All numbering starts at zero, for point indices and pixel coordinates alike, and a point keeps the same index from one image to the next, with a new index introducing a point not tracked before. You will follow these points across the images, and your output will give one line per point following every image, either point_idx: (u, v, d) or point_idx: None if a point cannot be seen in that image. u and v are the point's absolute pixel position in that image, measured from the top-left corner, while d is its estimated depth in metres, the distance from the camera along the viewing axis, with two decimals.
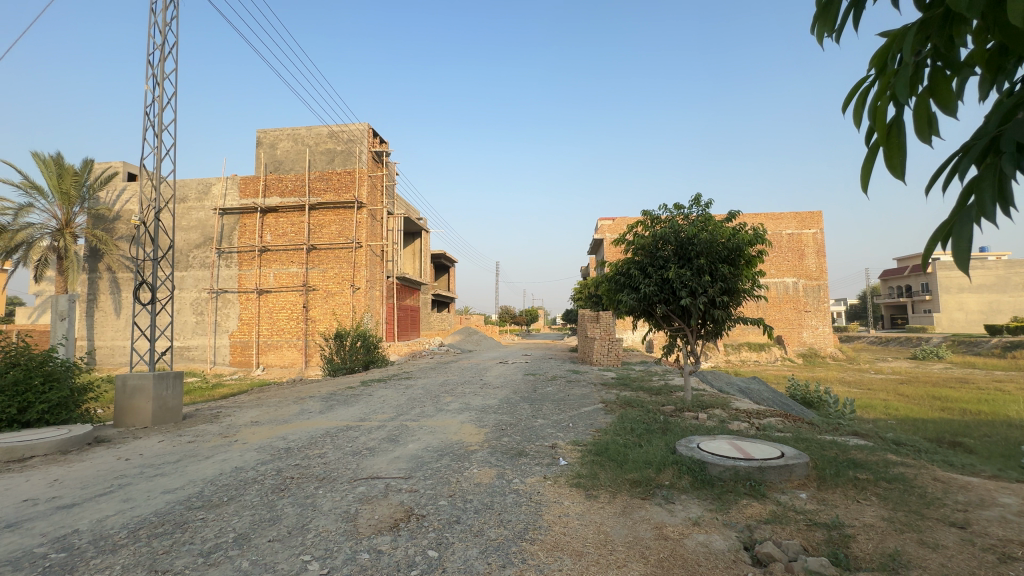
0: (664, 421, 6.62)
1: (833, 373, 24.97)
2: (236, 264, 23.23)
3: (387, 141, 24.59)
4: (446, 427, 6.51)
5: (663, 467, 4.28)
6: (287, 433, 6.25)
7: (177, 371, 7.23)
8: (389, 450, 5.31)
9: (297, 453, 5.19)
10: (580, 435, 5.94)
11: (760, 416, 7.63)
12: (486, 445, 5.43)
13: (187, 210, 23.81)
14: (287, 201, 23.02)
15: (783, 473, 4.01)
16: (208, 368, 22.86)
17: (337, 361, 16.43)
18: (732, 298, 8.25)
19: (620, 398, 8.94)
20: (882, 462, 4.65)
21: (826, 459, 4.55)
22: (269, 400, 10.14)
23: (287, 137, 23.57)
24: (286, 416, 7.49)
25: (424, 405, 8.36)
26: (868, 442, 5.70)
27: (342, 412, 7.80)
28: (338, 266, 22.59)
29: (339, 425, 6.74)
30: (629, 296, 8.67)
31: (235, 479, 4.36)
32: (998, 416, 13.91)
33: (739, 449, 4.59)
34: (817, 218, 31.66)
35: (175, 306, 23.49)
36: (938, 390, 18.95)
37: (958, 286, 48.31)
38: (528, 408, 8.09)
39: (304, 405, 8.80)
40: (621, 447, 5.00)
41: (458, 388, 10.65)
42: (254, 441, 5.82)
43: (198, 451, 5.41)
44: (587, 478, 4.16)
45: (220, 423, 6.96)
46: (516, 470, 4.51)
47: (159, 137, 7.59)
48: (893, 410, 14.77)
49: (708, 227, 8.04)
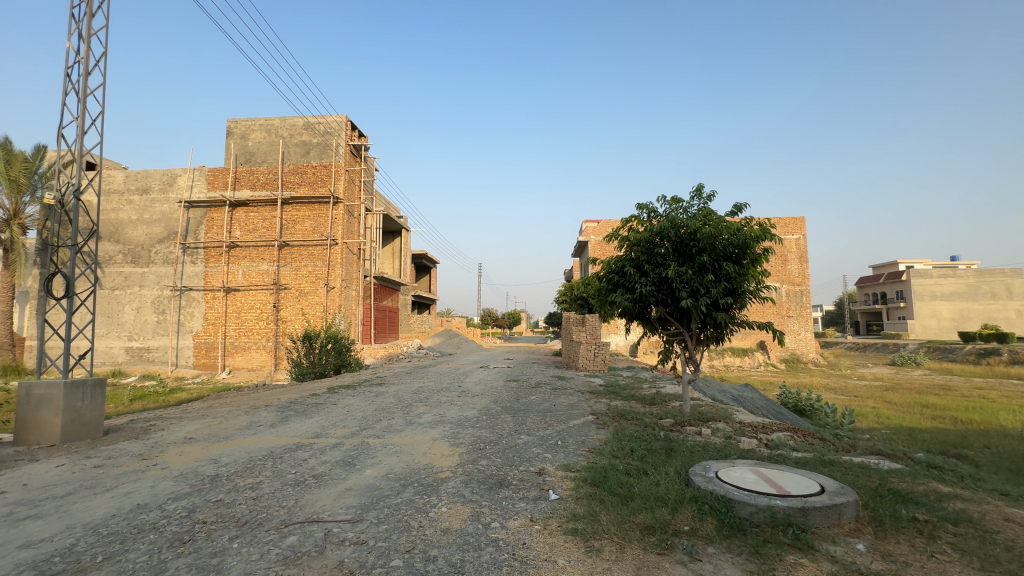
0: (666, 438, 5.77)
1: (817, 379, 24.72)
2: (203, 260, 21.82)
3: (366, 135, 23.50)
4: (414, 447, 5.54)
5: (680, 507, 3.42)
6: (221, 454, 5.20)
7: (97, 378, 6.12)
8: (341, 479, 4.33)
9: (222, 484, 4.16)
10: (572, 457, 5.07)
11: (767, 430, 6.93)
12: (460, 472, 4.51)
13: (149, 202, 22.27)
14: (258, 195, 21.66)
15: (831, 516, 3.20)
16: (169, 371, 21.34)
17: (306, 365, 15.31)
18: (736, 300, 7.49)
19: (612, 409, 8.09)
20: (931, 494, 3.90)
21: (870, 492, 3.75)
22: (218, 410, 8.97)
23: (260, 128, 22.27)
24: (229, 432, 6.44)
25: (393, 417, 7.40)
26: (902, 465, 4.94)
27: (296, 426, 6.76)
28: (312, 265, 21.35)
29: (287, 443, 5.71)
30: (624, 296, 7.84)
31: (129, 524, 3.33)
32: (990, 424, 13.55)
33: (768, 480, 3.76)
34: (800, 224, 31.54)
35: (134, 305, 21.94)
36: (924, 398, 18.68)
37: (931, 293, 49.16)
38: (510, 420, 7.19)
39: (255, 416, 7.72)
40: (622, 476, 4.12)
41: (434, 397, 9.68)
42: (176, 466, 4.76)
43: (100, 480, 4.34)
44: (586, 521, 3.27)
45: (145, 441, 5.85)
46: (495, 509, 3.58)
47: (83, 103, 6.43)
48: (886, 419, 14.28)
49: (712, 221, 7.27)
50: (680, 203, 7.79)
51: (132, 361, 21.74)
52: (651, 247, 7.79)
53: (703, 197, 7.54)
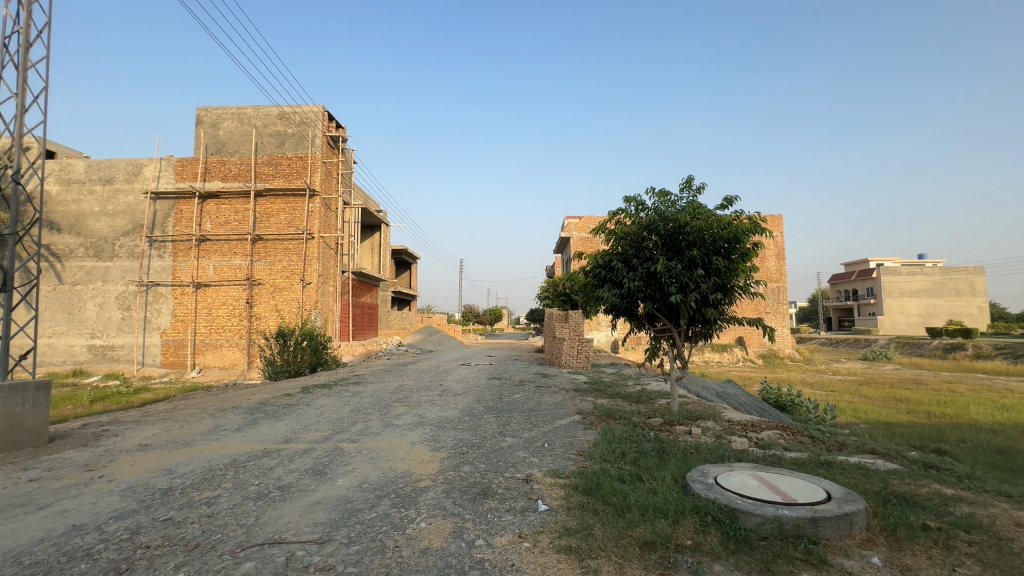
0: (657, 439, 5.54)
1: (794, 374, 25.10)
2: (171, 254, 20.85)
3: (343, 126, 22.78)
4: (391, 452, 5.17)
5: (681, 517, 3.16)
6: (178, 463, 4.74)
7: (40, 381, 5.57)
8: (309, 491, 3.94)
9: (175, 500, 3.73)
10: (560, 461, 4.79)
11: (756, 428, 6.77)
12: (441, 480, 4.17)
13: (113, 192, 21.17)
14: (230, 186, 20.78)
15: (842, 526, 2.99)
16: (135, 370, 20.36)
17: (280, 364, 14.69)
18: (725, 295, 7.32)
19: (599, 408, 7.85)
20: (935, 498, 3.73)
21: (876, 498, 3.55)
22: (181, 413, 8.40)
23: (231, 116, 21.34)
24: (189, 437, 5.95)
25: (369, 419, 6.99)
26: (899, 466, 4.79)
27: (265, 430, 6.32)
28: (287, 260, 20.61)
29: (252, 450, 5.27)
30: (611, 292, 7.59)
31: (57, 551, 2.88)
32: (962, 418, 13.82)
33: (770, 486, 3.54)
34: (777, 222, 31.98)
35: (97, 300, 20.87)
36: (897, 392, 19.08)
37: (900, 290, 50.58)
38: (494, 421, 6.87)
39: (220, 419, 7.22)
40: (615, 483, 3.84)
41: (413, 397, 9.29)
42: (125, 478, 4.29)
43: (33, 497, 3.85)
44: (580, 537, 2.98)
45: (93, 449, 5.32)
46: (480, 523, 3.26)
47: (23, 76, 5.83)
48: (863, 413, 14.46)
49: (702, 215, 7.04)
50: (669, 196, 7.56)
51: (95, 360, 20.68)
52: (639, 241, 7.55)
53: (693, 189, 7.31)
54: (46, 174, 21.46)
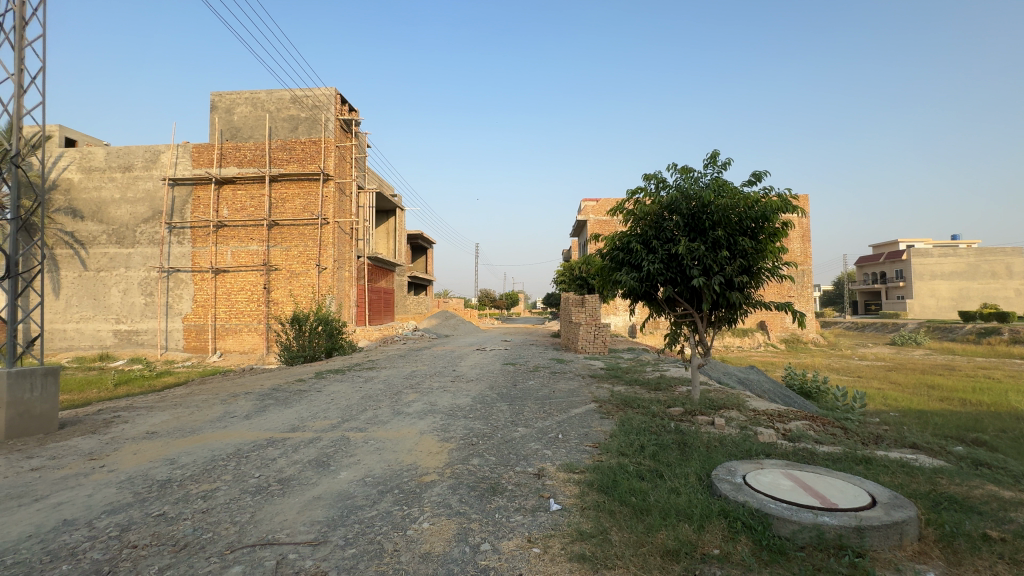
0: (678, 431, 5.23)
1: (818, 359, 24.36)
2: (190, 240, 21.02)
3: (356, 109, 22.49)
4: (399, 442, 4.97)
5: (707, 523, 2.87)
6: (181, 453, 4.61)
7: (48, 367, 5.50)
8: (310, 485, 3.75)
9: (173, 493, 3.59)
10: (575, 454, 4.52)
11: (784, 419, 6.41)
12: (449, 474, 3.95)
13: (132, 179, 21.36)
14: (245, 172, 20.77)
15: (890, 537, 2.66)
16: (159, 354, 20.78)
17: (295, 349, 14.72)
18: (751, 279, 6.88)
19: (616, 395, 7.55)
20: (993, 502, 3.37)
21: (925, 502, 3.22)
22: (194, 398, 8.37)
23: (245, 101, 21.21)
24: (197, 425, 5.85)
25: (379, 406, 6.83)
26: (945, 463, 4.41)
27: (273, 417, 6.19)
28: (302, 245, 20.61)
29: (258, 439, 5.14)
30: (629, 275, 7.22)
31: (42, 549, 2.75)
32: (1001, 406, 13.13)
33: (804, 487, 3.23)
34: (803, 202, 30.80)
35: (121, 287, 21.25)
36: (929, 378, 18.31)
37: (931, 273, 48.62)
38: (507, 409, 6.63)
39: (231, 406, 7.14)
40: (633, 481, 3.56)
41: (425, 383, 9.11)
42: (126, 468, 4.18)
43: (32, 488, 3.75)
44: (594, 543, 2.73)
45: (101, 437, 5.26)
46: (486, 525, 3.02)
47: (18, 55, 5.66)
48: (894, 401, 13.85)
49: (727, 192, 6.58)
50: (691, 172, 7.11)
51: (120, 344, 21.15)
52: (659, 221, 7.15)
53: (718, 164, 6.83)
54: (68, 162, 21.74)
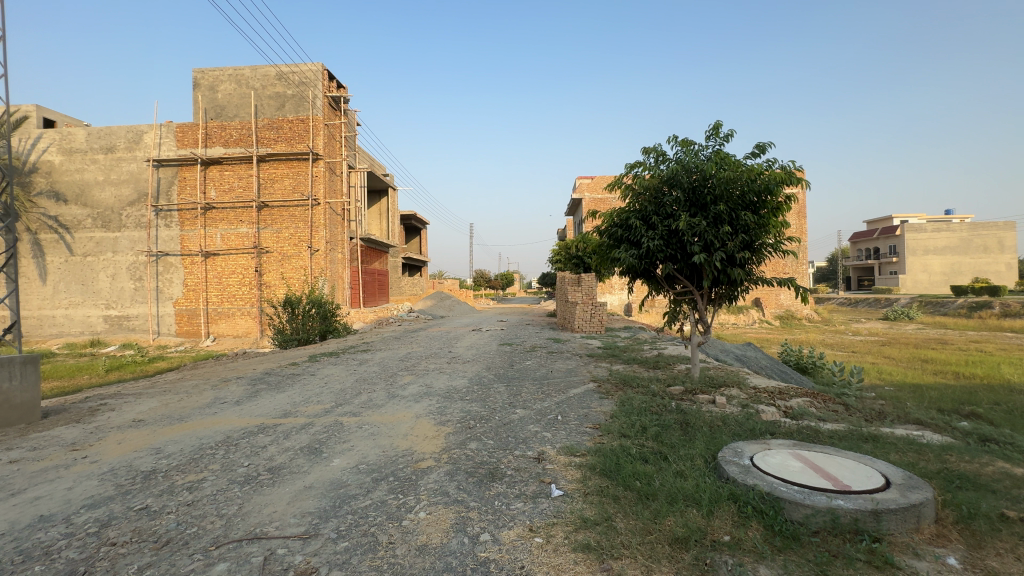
0: (679, 410, 5.11)
1: (812, 335, 24.51)
2: (177, 223, 20.56)
3: (345, 85, 21.80)
4: (394, 427, 4.83)
5: (717, 508, 2.75)
6: (168, 442, 4.45)
7: (27, 355, 5.26)
8: (301, 473, 3.61)
9: (157, 484, 3.44)
10: (576, 436, 4.40)
11: (784, 396, 6.34)
12: (446, 460, 3.81)
13: (115, 160, 20.73)
14: (232, 152, 20.20)
15: (907, 520, 2.55)
16: (151, 339, 20.52)
17: (289, 332, 14.53)
18: (753, 254, 6.71)
19: (615, 375, 7.45)
20: (1005, 480, 3.28)
21: (937, 482, 3.11)
22: (184, 384, 8.19)
23: (229, 78, 20.47)
24: (186, 411, 5.68)
25: (374, 390, 6.69)
26: (950, 439, 4.34)
27: (264, 403, 6.03)
28: (293, 227, 20.20)
29: (248, 425, 4.98)
30: (628, 253, 7.02)
31: (15, 548, 2.59)
32: (994, 379, 13.21)
33: (815, 469, 3.10)
34: None
35: (109, 271, 20.83)
36: (923, 352, 18.42)
37: (924, 248, 48.76)
38: (504, 391, 6.51)
39: (222, 391, 6.96)
40: (636, 464, 3.43)
41: (421, 365, 8.97)
42: (110, 459, 4.02)
43: (8, 482, 3.58)
44: (599, 531, 2.60)
45: (85, 426, 5.08)
46: (486, 514, 2.89)
47: None
48: (888, 375, 13.92)
49: (729, 165, 6.36)
50: (692, 145, 6.86)
51: (111, 330, 20.86)
52: (658, 197, 6.93)
53: (720, 136, 6.58)
54: (48, 143, 21.06)
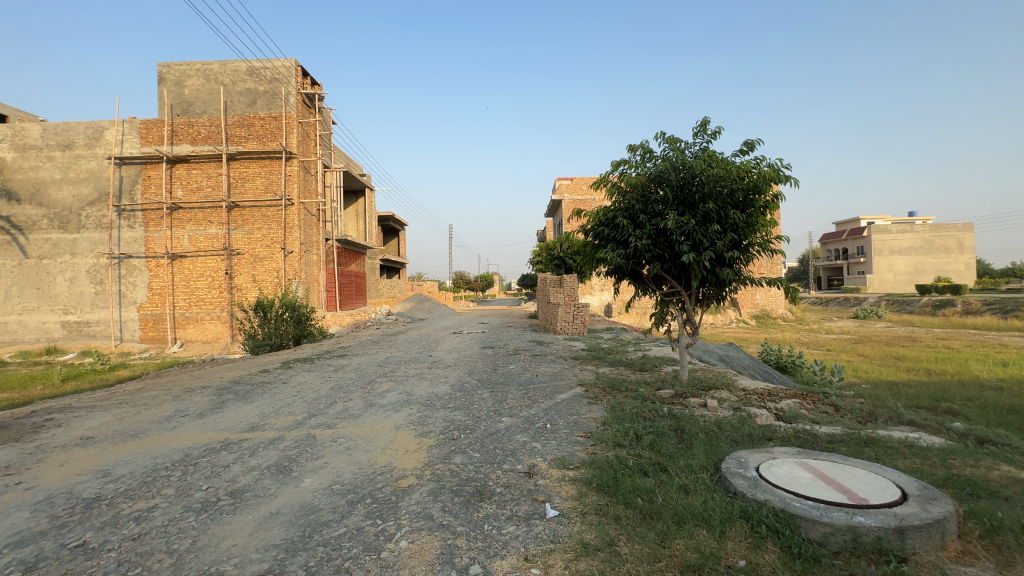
0: (672, 416, 4.91)
1: (788, 333, 24.91)
2: (142, 224, 19.59)
3: (320, 83, 21.17)
4: (372, 439, 4.48)
5: (728, 528, 2.52)
6: (117, 463, 4.00)
7: None
8: (268, 497, 3.24)
9: (100, 515, 3.03)
10: (568, 447, 4.14)
11: (775, 397, 6.22)
12: (430, 477, 3.50)
13: (74, 158, 19.63)
14: (200, 150, 19.35)
15: (931, 536, 2.37)
16: (113, 346, 19.47)
17: (261, 337, 13.90)
18: (741, 253, 6.58)
19: (602, 378, 7.22)
20: (1014, 485, 3.16)
21: (951, 491, 2.95)
22: (144, 395, 7.62)
23: (196, 73, 19.63)
24: (142, 427, 5.20)
25: (351, 398, 6.30)
26: (949, 441, 4.23)
27: (231, 415, 5.59)
28: (266, 227, 19.47)
29: (209, 442, 4.54)
30: (615, 253, 6.81)
31: None
32: (965, 375, 13.49)
33: (829, 481, 2.90)
34: None
35: (67, 275, 19.69)
36: (894, 349, 18.87)
37: (890, 248, 50.41)
38: (489, 397, 6.22)
39: (183, 403, 6.45)
40: (636, 479, 3.17)
41: (400, 370, 8.60)
42: (47, 485, 3.56)
43: None
44: (604, 559, 2.34)
45: (24, 446, 4.58)
46: (475, 540, 2.60)
47: None
48: (865, 373, 14.11)
49: (718, 162, 6.21)
50: (679, 142, 6.71)
51: (70, 337, 19.72)
52: (646, 195, 6.74)
53: (708, 133, 6.44)
54: None
